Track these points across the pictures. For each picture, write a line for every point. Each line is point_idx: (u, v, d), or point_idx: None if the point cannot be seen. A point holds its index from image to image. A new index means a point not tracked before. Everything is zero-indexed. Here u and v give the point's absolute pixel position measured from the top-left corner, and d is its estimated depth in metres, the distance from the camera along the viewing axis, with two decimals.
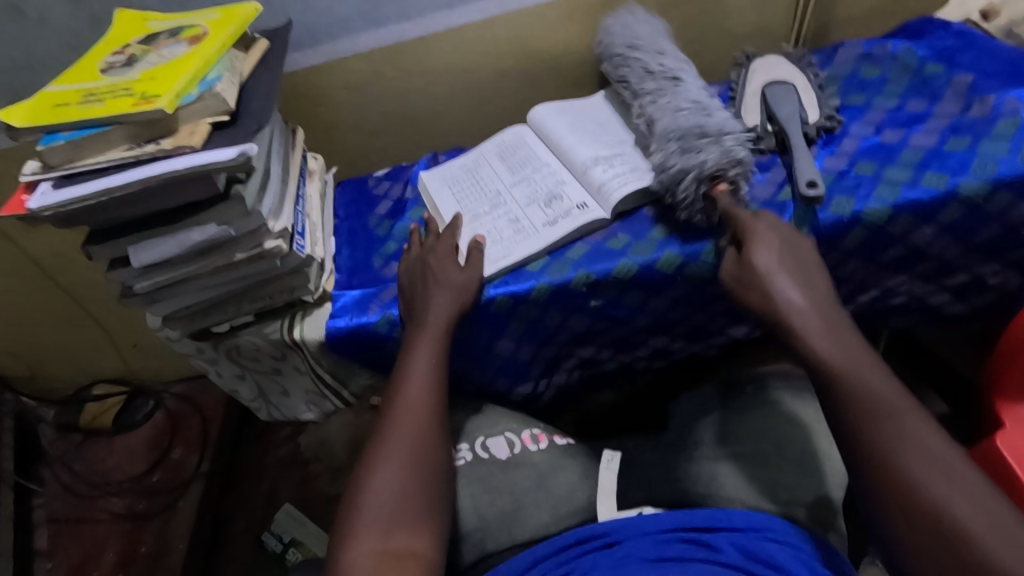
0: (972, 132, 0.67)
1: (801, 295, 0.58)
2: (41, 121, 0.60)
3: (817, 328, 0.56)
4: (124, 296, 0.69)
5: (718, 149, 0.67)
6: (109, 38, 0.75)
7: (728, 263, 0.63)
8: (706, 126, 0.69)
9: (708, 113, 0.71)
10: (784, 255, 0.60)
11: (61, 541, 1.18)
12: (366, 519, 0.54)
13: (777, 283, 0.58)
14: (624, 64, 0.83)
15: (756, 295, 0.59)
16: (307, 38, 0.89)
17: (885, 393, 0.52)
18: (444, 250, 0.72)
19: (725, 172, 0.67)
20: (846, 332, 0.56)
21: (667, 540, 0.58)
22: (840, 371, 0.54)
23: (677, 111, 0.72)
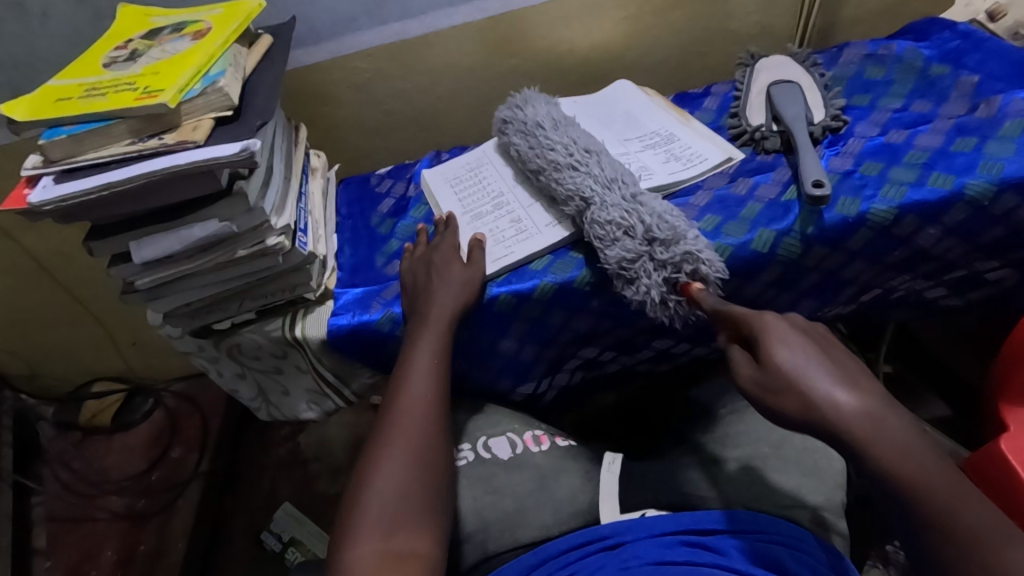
0: (978, 133, 0.67)
1: (851, 397, 0.44)
2: (43, 115, 0.60)
3: (885, 439, 0.43)
4: (125, 292, 0.69)
5: (655, 274, 0.64)
6: (112, 34, 0.75)
7: (746, 370, 0.50)
8: (643, 247, 0.64)
9: (631, 217, 0.65)
10: (810, 349, 0.48)
11: (58, 540, 1.17)
12: (368, 517, 0.54)
13: (819, 386, 0.45)
14: (535, 145, 0.76)
15: (796, 404, 0.46)
16: (310, 36, 0.89)
17: (967, 517, 0.41)
18: (448, 248, 0.72)
19: (689, 270, 0.64)
20: (906, 428, 0.43)
21: (669, 544, 0.57)
22: (919, 495, 0.42)
23: (612, 230, 0.65)
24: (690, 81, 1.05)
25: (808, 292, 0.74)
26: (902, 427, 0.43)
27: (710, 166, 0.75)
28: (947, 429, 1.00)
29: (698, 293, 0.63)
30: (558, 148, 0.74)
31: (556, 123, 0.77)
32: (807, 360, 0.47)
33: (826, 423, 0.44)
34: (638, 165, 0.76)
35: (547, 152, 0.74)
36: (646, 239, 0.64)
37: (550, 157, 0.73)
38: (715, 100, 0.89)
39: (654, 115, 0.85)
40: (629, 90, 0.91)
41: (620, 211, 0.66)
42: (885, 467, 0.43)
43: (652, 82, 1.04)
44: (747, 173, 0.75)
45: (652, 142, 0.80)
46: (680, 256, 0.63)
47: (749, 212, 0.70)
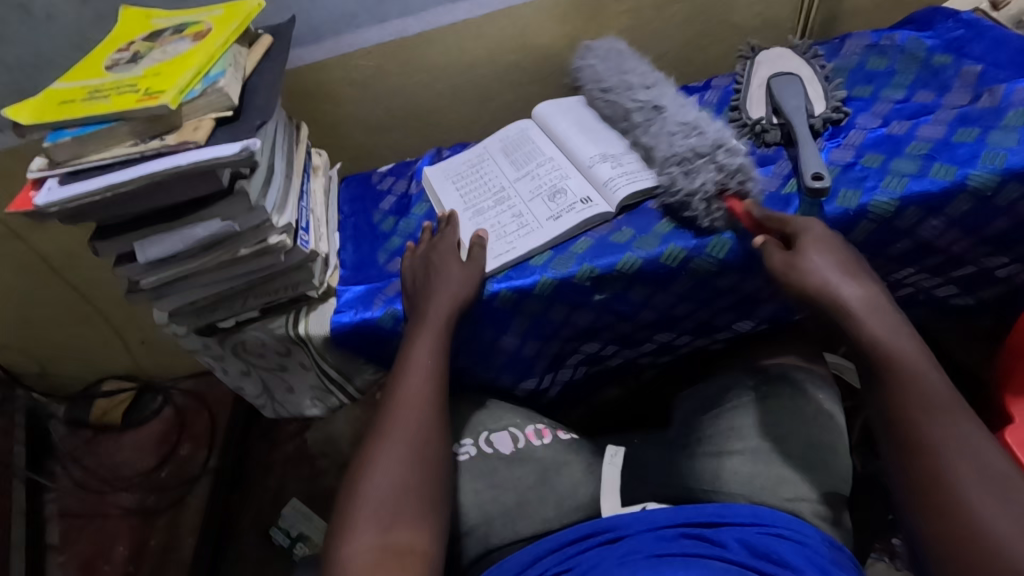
0: (980, 123, 0.67)
1: (858, 289, 0.58)
2: (47, 118, 0.61)
3: (879, 322, 0.57)
4: (131, 291, 0.70)
5: (712, 169, 0.68)
6: (115, 35, 0.76)
7: (776, 254, 0.61)
8: (698, 145, 0.70)
9: (699, 129, 0.71)
10: (837, 251, 0.60)
11: (71, 535, 1.19)
12: (366, 511, 0.56)
13: (834, 278, 0.58)
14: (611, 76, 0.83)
15: (812, 282, 0.59)
16: (310, 35, 0.89)
17: (932, 387, 0.54)
18: (446, 246, 0.72)
19: (734, 186, 0.67)
20: (901, 325, 0.57)
21: (668, 536, 0.58)
22: (891, 365, 0.55)
23: (672, 130, 0.72)
24: (691, 74, 1.04)
25: None
26: (888, 312, 0.57)
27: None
28: None
29: (744, 207, 0.66)
30: (632, 74, 0.82)
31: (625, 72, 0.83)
32: (835, 261, 0.59)
33: (831, 299, 0.58)
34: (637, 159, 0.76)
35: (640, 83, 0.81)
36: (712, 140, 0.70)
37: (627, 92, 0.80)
38: (716, 93, 0.88)
39: None
40: None
41: (693, 117, 0.73)
42: (874, 338, 0.56)
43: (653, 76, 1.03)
44: (748, 167, 0.74)
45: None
46: (728, 170, 0.67)
47: None
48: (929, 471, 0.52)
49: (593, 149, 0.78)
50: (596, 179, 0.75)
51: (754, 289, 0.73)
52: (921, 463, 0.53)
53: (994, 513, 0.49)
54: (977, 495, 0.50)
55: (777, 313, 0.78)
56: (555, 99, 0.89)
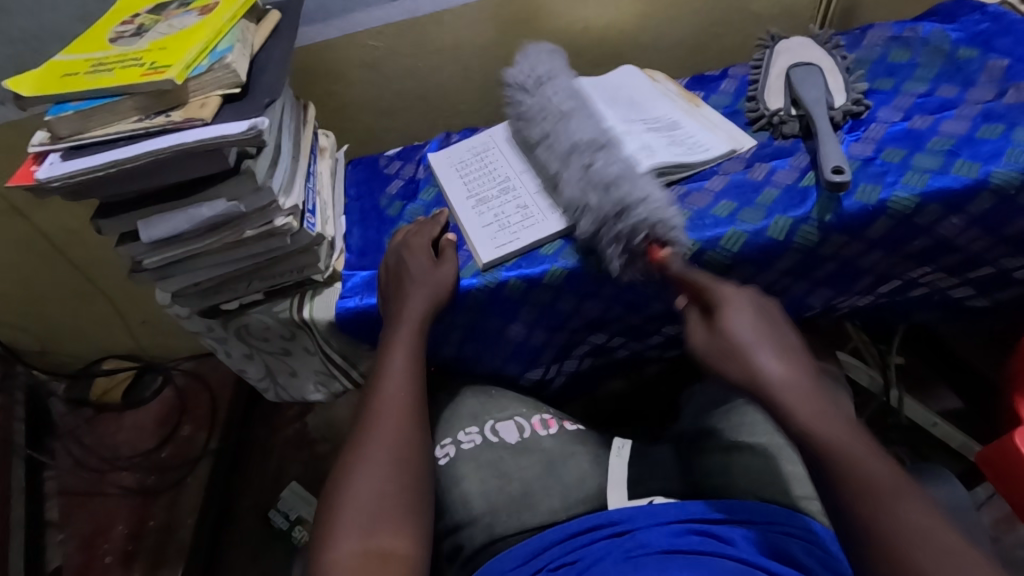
0: (1006, 120, 0.65)
1: (777, 365, 0.52)
2: (50, 91, 0.59)
3: (800, 402, 0.50)
4: (134, 271, 0.69)
5: (626, 227, 0.62)
6: (119, 8, 0.74)
7: (698, 333, 0.56)
8: (629, 198, 0.62)
9: (614, 184, 0.64)
10: (758, 321, 0.55)
11: (71, 514, 1.19)
12: (347, 516, 0.55)
13: (746, 350, 0.53)
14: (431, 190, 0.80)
15: (736, 367, 0.53)
16: (319, 12, 0.87)
17: (870, 466, 0.46)
18: (419, 244, 0.72)
19: (657, 234, 0.62)
20: (836, 412, 0.50)
21: (679, 532, 0.57)
22: (820, 444, 0.48)
23: (592, 180, 0.65)
24: (706, 63, 1.02)
25: (823, 280, 0.72)
26: (822, 397, 0.50)
27: (712, 157, 0.73)
28: (959, 421, 0.99)
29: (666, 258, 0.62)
30: (541, 117, 0.74)
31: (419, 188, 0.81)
32: (751, 329, 0.54)
33: (758, 384, 0.51)
34: (640, 144, 0.73)
35: (577, 126, 0.70)
36: (619, 202, 0.63)
37: (564, 134, 0.70)
38: (732, 83, 0.87)
39: (659, 101, 0.83)
40: (633, 74, 0.89)
41: (617, 168, 0.65)
42: (807, 427, 0.49)
43: (667, 65, 1.01)
44: (764, 159, 0.73)
45: (655, 126, 0.77)
46: (632, 227, 0.62)
47: (765, 198, 0.68)
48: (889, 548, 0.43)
49: None
50: None
51: (769, 283, 0.72)
52: (872, 521, 0.45)
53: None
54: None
55: (789, 308, 0.77)
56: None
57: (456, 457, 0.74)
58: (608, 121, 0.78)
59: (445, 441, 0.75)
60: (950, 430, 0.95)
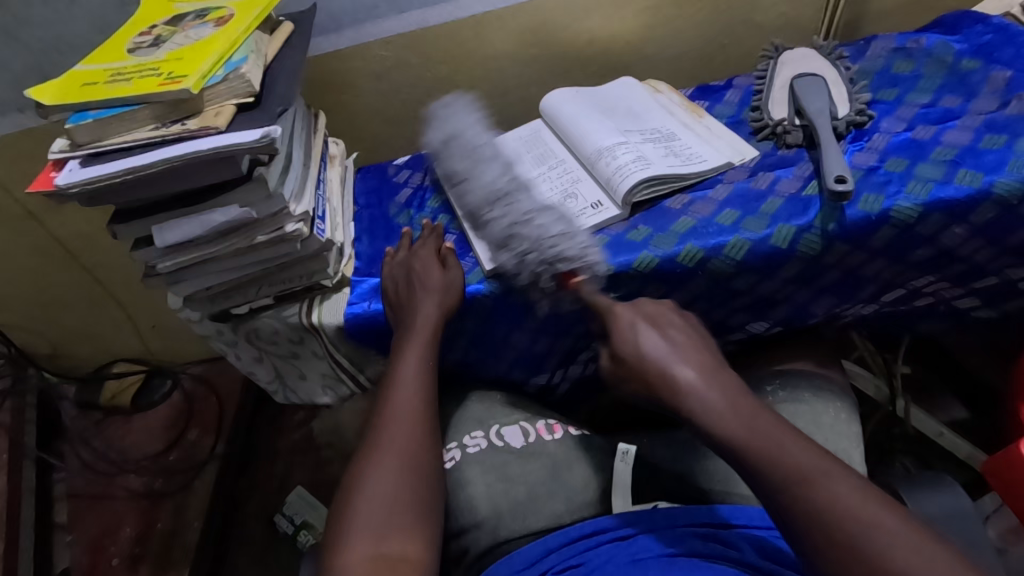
0: (1008, 130, 0.66)
1: (688, 372, 0.54)
2: (70, 99, 0.61)
3: (715, 404, 0.52)
4: (148, 276, 0.70)
5: (536, 262, 0.65)
6: (137, 19, 0.76)
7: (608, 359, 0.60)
8: (535, 241, 0.65)
9: (512, 234, 0.67)
10: (665, 334, 0.58)
11: (79, 516, 1.21)
12: (359, 521, 0.55)
13: (656, 363, 0.56)
14: (478, 137, 0.79)
15: (648, 380, 0.56)
16: (331, 23, 0.89)
17: (790, 455, 0.49)
18: (427, 254, 0.73)
19: (561, 266, 0.65)
20: (749, 398, 0.53)
21: (681, 537, 0.58)
22: (744, 445, 0.50)
23: (501, 229, 0.69)
24: (711, 73, 1.03)
25: (827, 289, 0.73)
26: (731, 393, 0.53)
27: (710, 166, 0.74)
28: (966, 432, 0.99)
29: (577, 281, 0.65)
30: (461, 160, 0.77)
31: (473, 131, 0.80)
32: (662, 341, 0.57)
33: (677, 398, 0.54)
34: (639, 155, 0.75)
35: (484, 174, 0.75)
36: (518, 253, 0.66)
37: (475, 180, 0.74)
38: (737, 93, 0.87)
39: (659, 112, 0.84)
40: (634, 85, 0.90)
41: (516, 217, 0.68)
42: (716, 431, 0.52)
43: (671, 75, 1.02)
44: (767, 168, 0.74)
45: (653, 137, 0.79)
46: (539, 263, 0.65)
47: (769, 207, 0.69)
48: (817, 523, 0.46)
49: (593, 145, 0.77)
50: (603, 179, 0.75)
51: (772, 291, 0.72)
52: (796, 504, 0.47)
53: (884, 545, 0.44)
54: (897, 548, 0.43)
55: (793, 316, 0.77)
56: (561, 92, 0.88)
57: (462, 460, 0.74)
58: (609, 133, 0.79)
59: (451, 445, 0.76)
60: (957, 440, 0.95)
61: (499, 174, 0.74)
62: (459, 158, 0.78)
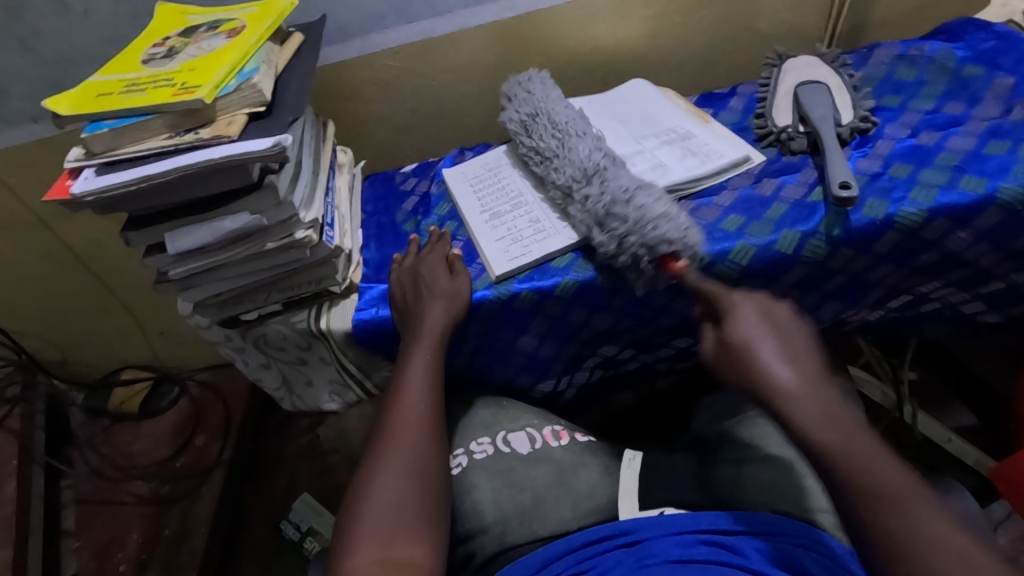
0: (1012, 136, 0.66)
1: (790, 374, 0.50)
2: (86, 109, 0.62)
3: (808, 406, 0.48)
4: (159, 282, 0.71)
5: (639, 243, 0.63)
6: (151, 30, 0.78)
7: (712, 344, 0.56)
8: (634, 221, 0.63)
9: (609, 215, 0.66)
10: (761, 322, 0.54)
11: (88, 521, 1.21)
12: (366, 525, 0.55)
13: (764, 362, 0.51)
14: (566, 109, 0.79)
15: (740, 370, 0.52)
16: (339, 33, 0.90)
17: (881, 474, 0.45)
18: (435, 260, 0.74)
19: (670, 247, 0.63)
20: (837, 406, 0.49)
21: (690, 542, 0.58)
22: (826, 448, 0.47)
23: (592, 214, 0.68)
24: (715, 80, 1.04)
25: (832, 294, 0.73)
26: (836, 408, 0.48)
27: (721, 169, 0.74)
28: (974, 438, 0.98)
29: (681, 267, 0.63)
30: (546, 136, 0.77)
31: (560, 109, 0.79)
32: (773, 346, 0.52)
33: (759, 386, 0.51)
34: (651, 160, 0.75)
35: (575, 147, 0.73)
36: (616, 236, 0.65)
37: (568, 155, 0.73)
38: (741, 101, 0.88)
39: (672, 114, 0.85)
40: (645, 89, 0.90)
41: (603, 199, 0.67)
42: (828, 449, 0.46)
43: (675, 82, 1.03)
44: (772, 174, 0.74)
45: (669, 139, 0.80)
46: (642, 244, 0.63)
47: (773, 213, 0.69)
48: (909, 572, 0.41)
49: None
50: None
51: (778, 296, 0.72)
52: (885, 528, 0.43)
53: None
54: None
55: (798, 321, 0.77)
56: (568, 98, 0.89)
57: (469, 466, 0.75)
58: (622, 138, 0.80)
59: (458, 451, 0.77)
60: (965, 446, 0.94)
61: (593, 149, 0.72)
62: (547, 136, 0.76)
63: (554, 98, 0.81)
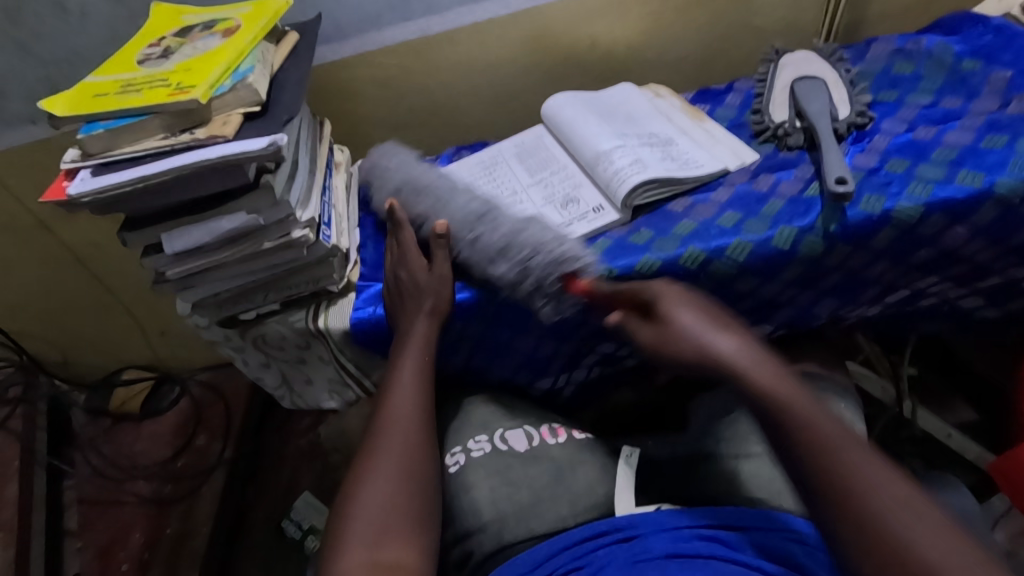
0: (1010, 130, 0.66)
1: (726, 343, 0.56)
2: (81, 110, 0.62)
3: (755, 370, 0.54)
4: (158, 283, 0.71)
5: (548, 257, 0.65)
6: (147, 31, 0.78)
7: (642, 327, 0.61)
8: (537, 246, 0.66)
9: (506, 246, 0.67)
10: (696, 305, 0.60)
11: (90, 522, 1.21)
12: (355, 527, 0.56)
13: (693, 333, 0.57)
14: (429, 172, 0.81)
15: (685, 347, 0.57)
16: (336, 33, 0.90)
17: (822, 428, 0.50)
18: (434, 260, 0.74)
19: (570, 268, 0.66)
20: (776, 368, 0.54)
21: (685, 538, 0.58)
22: (782, 408, 0.51)
23: (491, 249, 0.68)
24: (712, 76, 1.04)
25: (830, 291, 0.73)
26: (769, 364, 0.54)
27: (708, 171, 0.74)
28: (974, 434, 0.98)
29: (584, 285, 0.66)
30: (415, 194, 0.78)
31: (411, 172, 0.82)
32: (702, 320, 0.58)
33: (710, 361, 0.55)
34: (637, 159, 0.75)
35: (455, 200, 0.75)
36: (519, 262, 0.66)
37: (454, 202, 0.75)
38: (737, 97, 0.88)
39: (657, 118, 0.85)
40: (632, 92, 0.90)
41: (494, 236, 0.69)
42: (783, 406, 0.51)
43: (673, 80, 1.03)
44: (768, 170, 0.74)
45: (651, 142, 0.79)
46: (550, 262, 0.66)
47: (770, 209, 0.69)
48: (844, 497, 0.47)
49: (592, 150, 0.78)
50: (602, 183, 0.75)
51: (775, 293, 0.72)
52: (831, 472, 0.48)
53: (913, 536, 0.44)
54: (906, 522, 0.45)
55: (796, 317, 0.77)
56: (563, 96, 0.89)
57: (466, 464, 0.75)
58: (606, 138, 0.79)
59: (455, 449, 0.77)
60: (965, 441, 0.94)
61: (471, 198, 0.74)
62: (421, 197, 0.77)
63: (406, 161, 0.83)
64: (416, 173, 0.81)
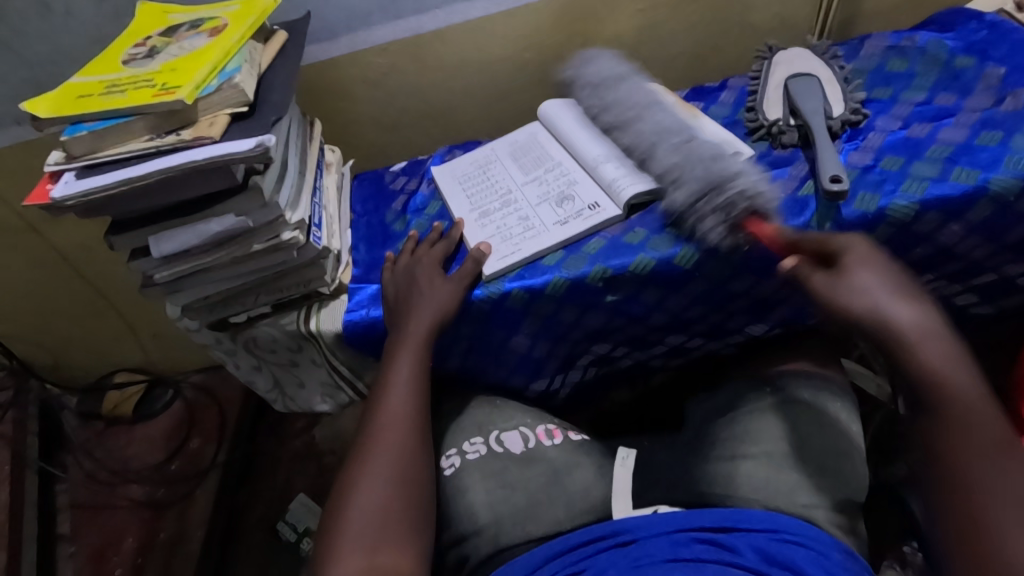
0: (1004, 127, 0.66)
1: (911, 318, 0.54)
2: (65, 112, 0.61)
3: (929, 357, 0.53)
4: (145, 286, 0.70)
5: (742, 183, 0.63)
6: (132, 30, 0.76)
7: (822, 275, 0.58)
8: (707, 169, 0.65)
9: (705, 163, 0.66)
10: (892, 275, 0.56)
11: (83, 527, 1.20)
12: (352, 532, 0.56)
13: (882, 300, 0.55)
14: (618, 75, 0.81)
15: (860, 307, 0.55)
16: (325, 31, 0.89)
17: (988, 430, 0.51)
18: (429, 261, 0.73)
19: (758, 206, 0.62)
20: (958, 362, 0.53)
21: (682, 542, 0.57)
22: (951, 401, 0.52)
23: (677, 165, 0.68)
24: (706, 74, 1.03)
25: None
26: (944, 354, 0.53)
27: None
28: None
29: (770, 230, 0.62)
30: (622, 101, 0.77)
31: (616, 72, 0.81)
32: (890, 287, 0.56)
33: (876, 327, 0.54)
34: (639, 157, 0.74)
35: (653, 116, 0.74)
36: (703, 181, 0.64)
37: (650, 116, 0.74)
38: (731, 94, 0.87)
39: None
40: None
41: (707, 155, 0.67)
42: (926, 380, 0.53)
43: (666, 77, 1.03)
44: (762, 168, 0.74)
45: None
46: (735, 193, 0.63)
47: None
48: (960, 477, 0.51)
49: (594, 148, 0.77)
50: (602, 181, 0.75)
51: (768, 293, 0.73)
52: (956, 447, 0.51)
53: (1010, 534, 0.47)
54: (997, 506, 0.49)
55: (791, 316, 0.78)
56: (559, 95, 0.88)
57: (462, 467, 0.74)
58: (607, 134, 0.79)
59: (451, 451, 0.76)
60: None
61: (667, 113, 0.74)
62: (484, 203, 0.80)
63: (593, 78, 0.81)
64: (605, 85, 0.80)
